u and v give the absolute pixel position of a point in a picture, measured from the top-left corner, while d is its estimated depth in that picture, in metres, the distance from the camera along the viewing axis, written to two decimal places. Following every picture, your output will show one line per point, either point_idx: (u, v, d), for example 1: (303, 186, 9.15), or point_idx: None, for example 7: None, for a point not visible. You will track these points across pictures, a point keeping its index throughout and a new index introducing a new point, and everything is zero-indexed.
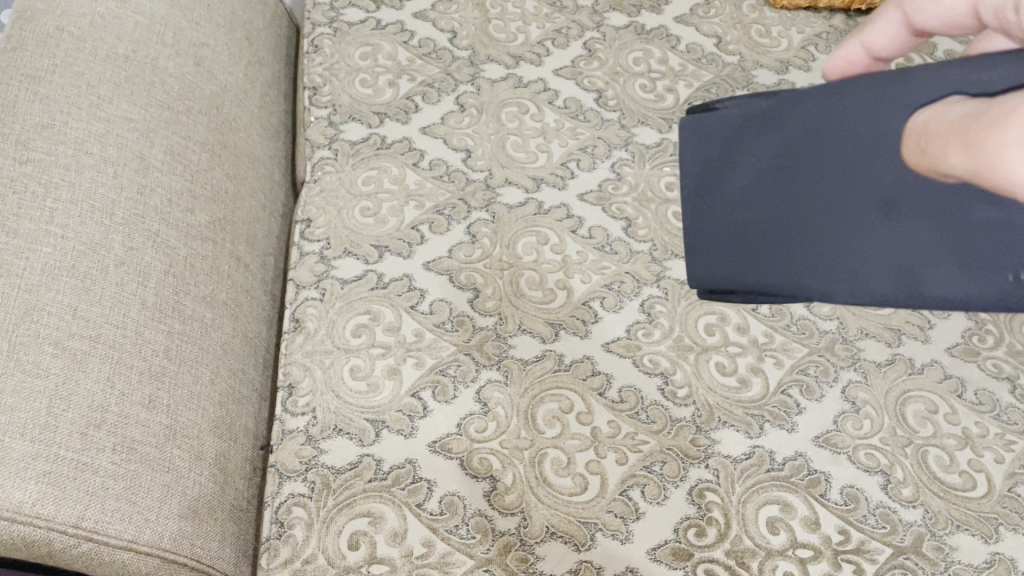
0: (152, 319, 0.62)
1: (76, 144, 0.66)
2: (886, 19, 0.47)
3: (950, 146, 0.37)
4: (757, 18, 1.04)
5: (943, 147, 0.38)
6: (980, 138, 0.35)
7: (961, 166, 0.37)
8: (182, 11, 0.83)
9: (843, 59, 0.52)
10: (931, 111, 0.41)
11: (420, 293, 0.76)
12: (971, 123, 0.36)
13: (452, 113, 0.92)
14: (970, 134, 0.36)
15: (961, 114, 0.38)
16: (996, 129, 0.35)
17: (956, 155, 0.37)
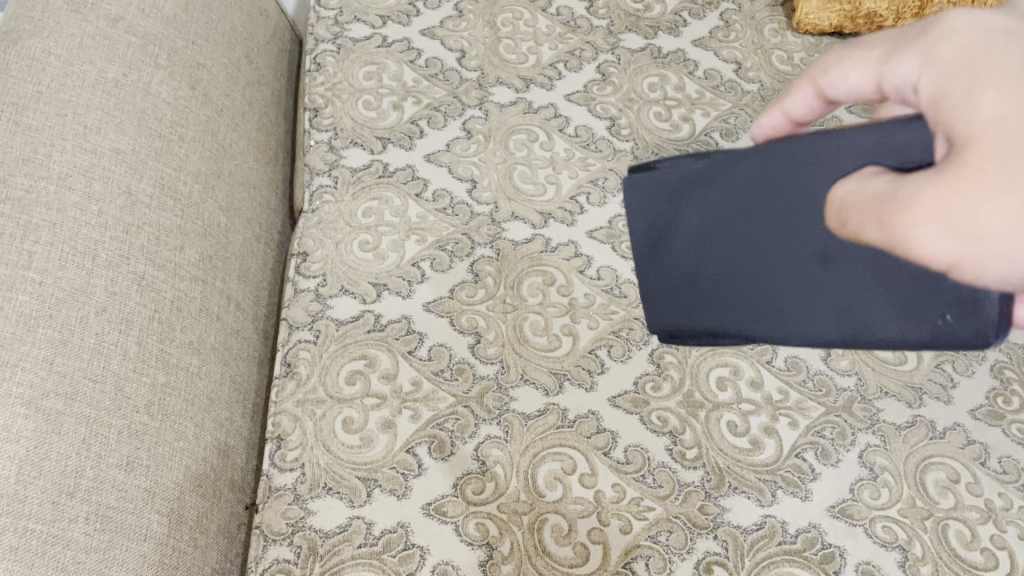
0: (133, 371, 0.58)
1: (60, 179, 0.62)
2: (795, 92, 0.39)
3: (864, 220, 0.32)
4: (778, 44, 1.00)
5: (857, 222, 0.33)
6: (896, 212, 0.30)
7: (881, 237, 0.31)
8: (179, 30, 0.79)
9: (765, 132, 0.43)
10: (856, 175, 0.34)
11: (419, 337, 0.72)
12: (881, 196, 0.31)
13: (458, 140, 0.88)
14: (887, 211, 0.30)
15: (876, 184, 0.32)
16: (903, 204, 0.30)
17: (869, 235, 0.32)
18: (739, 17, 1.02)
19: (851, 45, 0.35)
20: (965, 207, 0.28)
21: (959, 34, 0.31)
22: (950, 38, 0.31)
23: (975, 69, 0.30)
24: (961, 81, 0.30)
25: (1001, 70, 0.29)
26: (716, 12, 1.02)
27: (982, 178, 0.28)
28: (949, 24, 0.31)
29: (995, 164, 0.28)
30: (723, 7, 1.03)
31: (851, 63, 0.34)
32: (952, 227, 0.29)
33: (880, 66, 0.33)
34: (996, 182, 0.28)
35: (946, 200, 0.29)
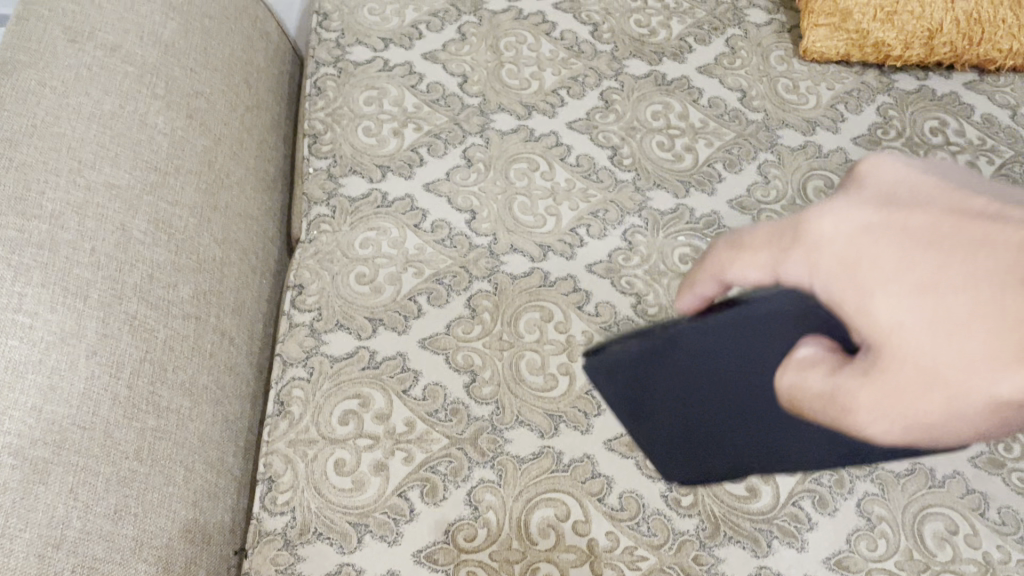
0: (123, 416, 0.58)
1: (53, 217, 0.61)
2: (695, 288, 0.42)
3: (813, 410, 0.36)
4: (785, 71, 0.99)
5: (806, 411, 0.36)
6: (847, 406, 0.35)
7: (834, 427, 0.36)
8: (177, 57, 0.78)
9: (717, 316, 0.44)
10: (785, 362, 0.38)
11: (413, 375, 0.71)
12: (823, 393, 0.35)
13: (458, 168, 0.87)
14: (834, 411, 0.35)
15: (813, 373, 0.36)
16: (849, 404, 0.34)
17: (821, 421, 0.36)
18: (745, 44, 1.01)
19: (739, 250, 0.39)
20: (906, 402, 0.33)
21: (837, 238, 0.36)
22: (834, 241, 0.36)
23: (866, 277, 0.34)
24: (856, 286, 0.34)
25: (890, 271, 0.34)
26: (722, 38, 1.01)
27: (909, 378, 0.33)
28: (825, 227, 0.36)
29: (916, 363, 0.33)
30: (729, 32, 1.02)
31: (750, 267, 0.39)
32: (895, 418, 0.34)
33: (776, 268, 0.38)
34: (924, 380, 0.33)
35: (890, 400, 0.33)
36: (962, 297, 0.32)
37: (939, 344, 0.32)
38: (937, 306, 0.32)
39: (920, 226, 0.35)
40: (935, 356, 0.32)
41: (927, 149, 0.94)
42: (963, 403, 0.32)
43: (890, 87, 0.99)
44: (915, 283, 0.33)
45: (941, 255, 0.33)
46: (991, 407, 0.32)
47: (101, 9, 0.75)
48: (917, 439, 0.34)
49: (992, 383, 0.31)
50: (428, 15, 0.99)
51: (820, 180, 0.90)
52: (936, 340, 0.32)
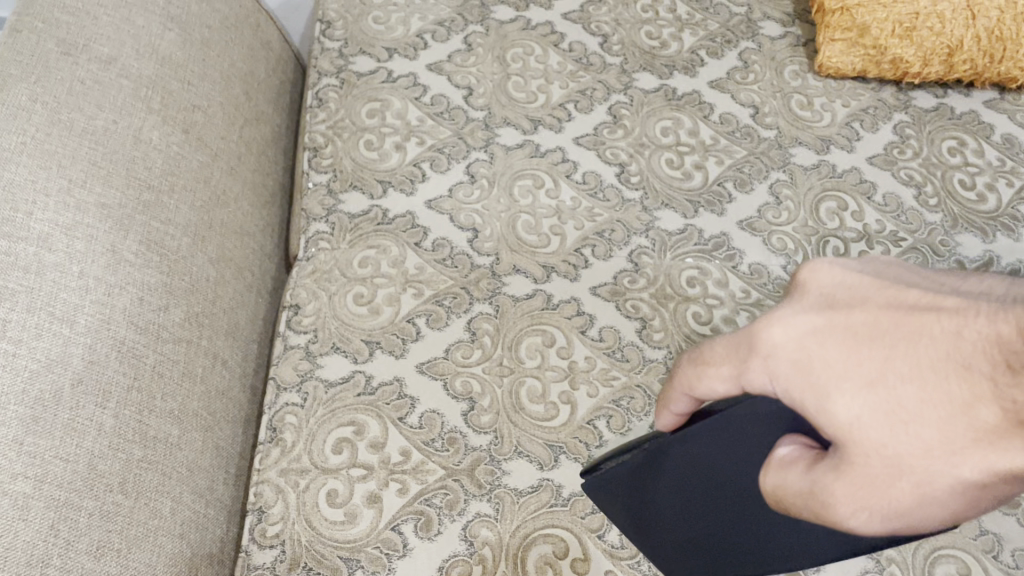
0: (109, 448, 0.56)
1: (40, 239, 0.60)
2: (671, 406, 0.50)
3: (809, 509, 0.41)
4: (799, 87, 0.96)
5: (797, 507, 0.42)
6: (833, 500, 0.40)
7: (817, 517, 0.41)
8: (174, 69, 0.76)
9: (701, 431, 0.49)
10: (772, 463, 0.43)
11: (410, 402, 0.70)
12: (806, 493, 0.41)
13: (462, 185, 0.85)
14: (816, 503, 0.40)
15: (796, 476, 0.41)
16: (829, 501, 0.40)
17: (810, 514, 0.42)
18: (758, 57, 0.98)
19: (706, 366, 0.45)
20: (875, 490, 0.39)
21: (788, 348, 0.41)
22: (785, 350, 0.41)
23: (822, 380, 0.40)
24: (808, 389, 0.40)
25: (846, 375, 0.39)
26: (735, 51, 0.99)
27: (876, 471, 0.38)
28: (777, 336, 0.42)
29: (881, 456, 0.38)
30: (743, 45, 0.99)
31: (717, 379, 0.45)
32: (868, 508, 0.39)
33: (743, 377, 0.43)
34: (890, 471, 0.38)
35: (864, 491, 0.39)
36: (905, 387, 0.38)
37: (895, 436, 0.38)
38: (887, 400, 0.38)
39: (863, 326, 0.40)
40: (901, 448, 0.38)
41: (944, 170, 0.91)
42: (930, 488, 0.38)
43: (907, 105, 0.96)
44: (863, 381, 0.39)
45: (884, 351, 0.39)
46: (954, 487, 0.37)
47: (96, 20, 0.73)
48: (894, 522, 0.40)
49: (947, 464, 0.37)
50: (434, 24, 0.97)
51: (834, 201, 0.88)
52: (895, 436, 0.38)
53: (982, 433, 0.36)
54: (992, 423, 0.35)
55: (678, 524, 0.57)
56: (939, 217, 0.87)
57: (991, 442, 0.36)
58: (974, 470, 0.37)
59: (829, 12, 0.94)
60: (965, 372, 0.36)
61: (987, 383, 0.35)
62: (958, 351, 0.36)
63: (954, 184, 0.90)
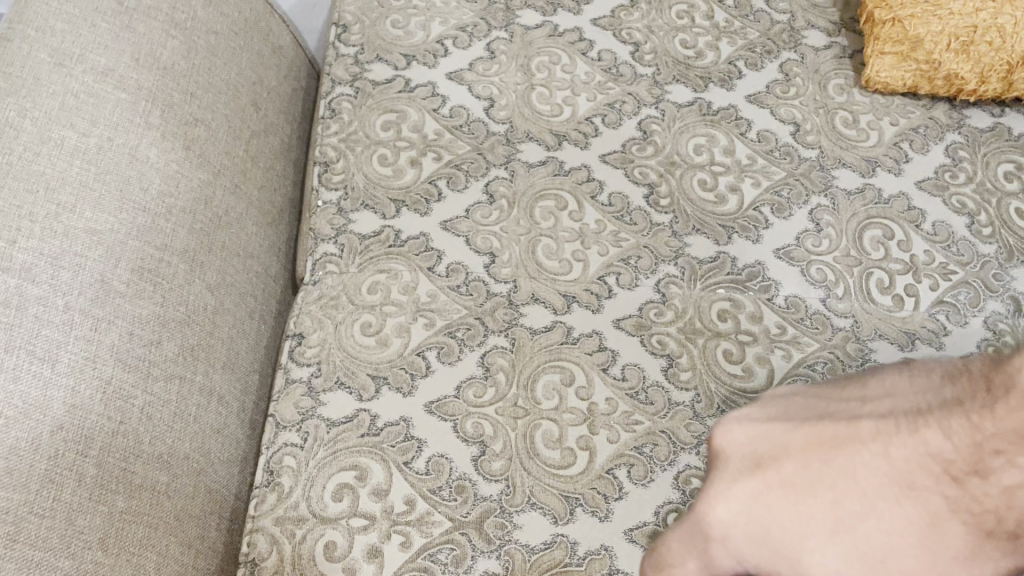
0: (90, 500, 0.52)
1: (22, 270, 0.56)
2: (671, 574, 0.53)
3: None
4: (843, 102, 0.90)
5: None
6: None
7: None
8: (176, 81, 0.72)
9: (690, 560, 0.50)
10: None
11: (417, 445, 0.65)
12: None
13: (480, 205, 0.80)
14: None
15: None
16: None
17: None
18: (800, 70, 0.92)
19: (668, 570, 0.53)
20: None
21: (730, 519, 0.49)
22: (737, 519, 0.49)
23: (789, 539, 0.47)
24: (778, 533, 0.48)
25: (827, 515, 0.47)
26: (776, 62, 0.93)
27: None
28: (731, 498, 0.50)
29: None
30: (784, 56, 0.93)
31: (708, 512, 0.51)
32: None
33: (706, 567, 0.51)
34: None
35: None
36: (871, 517, 0.46)
37: (883, 564, 0.45)
38: (860, 541, 0.46)
39: (795, 473, 0.49)
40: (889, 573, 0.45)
41: (999, 197, 0.85)
42: None
43: (960, 124, 0.90)
44: (829, 527, 0.47)
45: (833, 492, 0.48)
46: None
47: (94, 28, 0.68)
48: None
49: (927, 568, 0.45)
50: (455, 29, 0.92)
51: (879, 229, 0.81)
52: (890, 566, 0.45)
53: (961, 545, 0.45)
54: (960, 535, 0.45)
55: None
56: (993, 249, 0.81)
57: (968, 549, 0.45)
58: (976, 572, 0.45)
59: (878, 22, 0.88)
60: (916, 489, 0.46)
61: (938, 495, 0.46)
62: (898, 475, 0.47)
63: (1011, 213, 0.84)
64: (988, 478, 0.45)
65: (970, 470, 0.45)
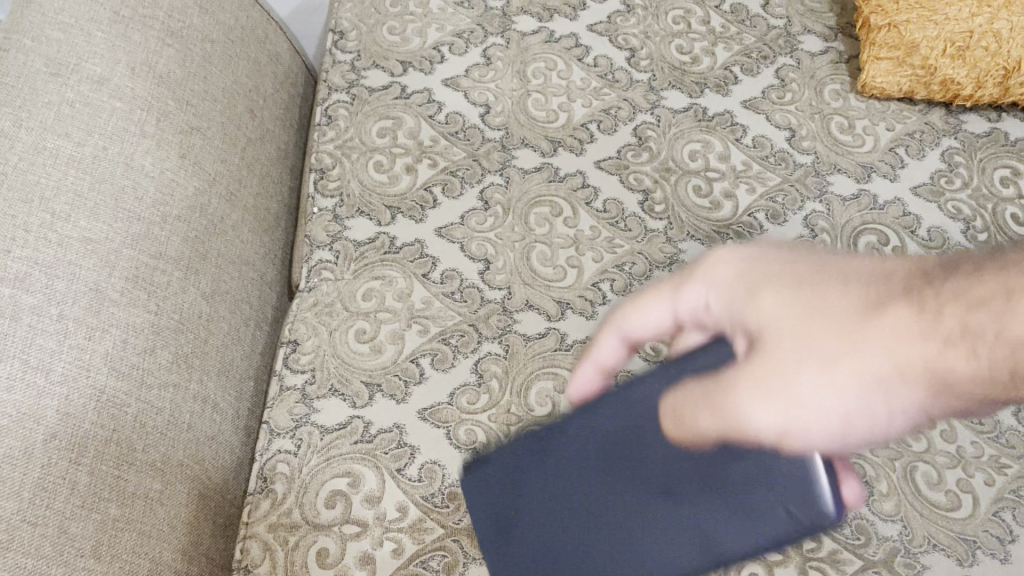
0: (82, 507, 0.53)
1: (17, 280, 0.56)
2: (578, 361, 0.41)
3: (700, 410, 0.31)
4: (839, 108, 0.90)
5: (692, 412, 0.31)
6: (723, 413, 0.29)
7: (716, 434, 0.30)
8: (172, 89, 0.72)
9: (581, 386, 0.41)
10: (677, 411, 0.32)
11: (410, 452, 0.65)
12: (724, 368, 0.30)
13: (475, 211, 0.80)
14: (761, 335, 0.29)
15: (711, 365, 0.31)
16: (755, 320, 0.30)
17: (708, 404, 0.30)
18: (796, 75, 0.92)
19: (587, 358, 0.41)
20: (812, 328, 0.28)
21: (692, 296, 0.34)
22: (726, 252, 0.34)
23: (718, 293, 0.34)
24: (721, 269, 0.35)
25: (801, 248, 0.32)
26: (772, 68, 0.93)
27: (831, 288, 0.29)
28: (720, 260, 0.34)
29: (795, 329, 0.29)
30: (780, 61, 0.93)
31: (653, 304, 0.36)
32: (797, 353, 0.28)
33: (619, 330, 0.38)
34: (801, 329, 0.28)
35: (776, 368, 0.28)
36: (825, 265, 0.31)
37: (823, 290, 0.29)
38: (806, 275, 0.31)
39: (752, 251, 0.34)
40: (846, 378, 0.27)
41: (995, 203, 0.85)
42: (847, 385, 0.27)
43: (957, 129, 0.89)
44: (779, 268, 0.32)
45: (820, 282, 0.30)
46: (892, 386, 0.27)
47: (90, 38, 0.69)
48: (800, 433, 0.28)
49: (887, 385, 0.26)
50: (452, 35, 0.92)
51: (875, 235, 0.81)
52: (834, 285, 0.29)
53: (910, 329, 0.27)
54: (947, 327, 0.26)
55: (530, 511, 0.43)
56: None
57: (947, 342, 0.26)
58: (914, 381, 0.26)
59: (875, 29, 0.88)
60: (921, 300, 0.27)
61: (928, 286, 0.27)
62: (898, 274, 0.28)
63: (1007, 218, 0.84)
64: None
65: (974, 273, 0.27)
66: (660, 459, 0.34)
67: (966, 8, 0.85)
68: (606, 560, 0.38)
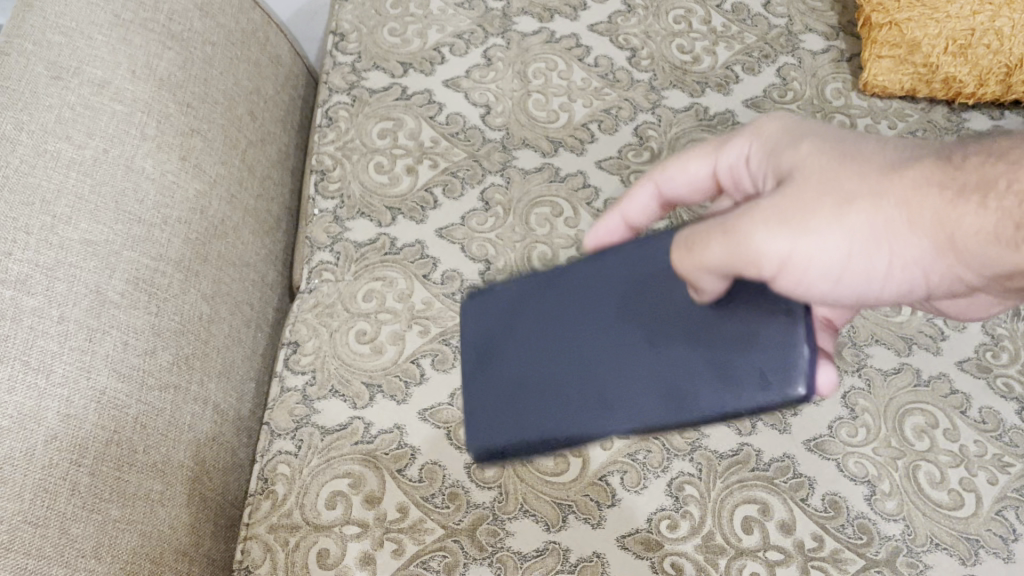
0: (84, 508, 0.53)
1: (17, 282, 0.56)
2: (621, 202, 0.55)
3: (712, 238, 0.40)
4: (840, 107, 0.90)
5: (702, 243, 0.41)
6: (738, 240, 0.39)
7: (726, 259, 0.40)
8: (172, 92, 0.72)
9: (602, 236, 0.57)
10: (693, 237, 0.42)
11: (411, 453, 0.65)
12: (761, 204, 0.40)
13: (475, 212, 0.80)
14: (794, 238, 0.39)
15: (769, 207, 0.40)
16: (791, 193, 0.40)
17: (721, 235, 0.40)
18: (797, 74, 0.92)
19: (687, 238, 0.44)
20: (812, 202, 0.40)
21: (801, 162, 0.42)
22: (781, 131, 0.46)
23: (816, 180, 0.40)
24: (822, 159, 0.41)
25: (861, 142, 0.42)
26: (773, 67, 0.92)
27: (855, 171, 0.40)
28: (809, 144, 0.43)
29: (818, 181, 0.40)
30: (781, 60, 0.93)
31: (697, 160, 0.51)
32: (806, 219, 0.39)
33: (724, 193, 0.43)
34: (827, 187, 0.40)
35: (796, 206, 0.40)
36: (879, 159, 0.40)
37: (862, 171, 0.40)
38: (859, 166, 0.40)
39: (836, 137, 0.43)
40: (828, 233, 0.39)
41: None
42: (842, 216, 0.39)
43: (959, 127, 0.89)
44: (848, 155, 0.41)
45: (864, 166, 0.40)
46: (870, 230, 0.39)
47: (90, 41, 0.69)
48: (792, 258, 0.39)
49: (883, 230, 0.39)
50: (452, 36, 0.92)
51: None
52: (863, 178, 0.39)
53: (914, 188, 0.38)
54: (926, 183, 0.38)
55: (546, 364, 0.51)
56: None
57: (941, 188, 0.38)
58: (897, 212, 0.38)
59: (875, 26, 0.87)
60: (911, 175, 0.39)
61: (946, 166, 0.38)
62: (921, 160, 0.39)
63: None
64: (1007, 161, 0.37)
65: (969, 160, 0.38)
66: (662, 300, 0.47)
67: (967, 5, 0.84)
68: (578, 401, 0.49)
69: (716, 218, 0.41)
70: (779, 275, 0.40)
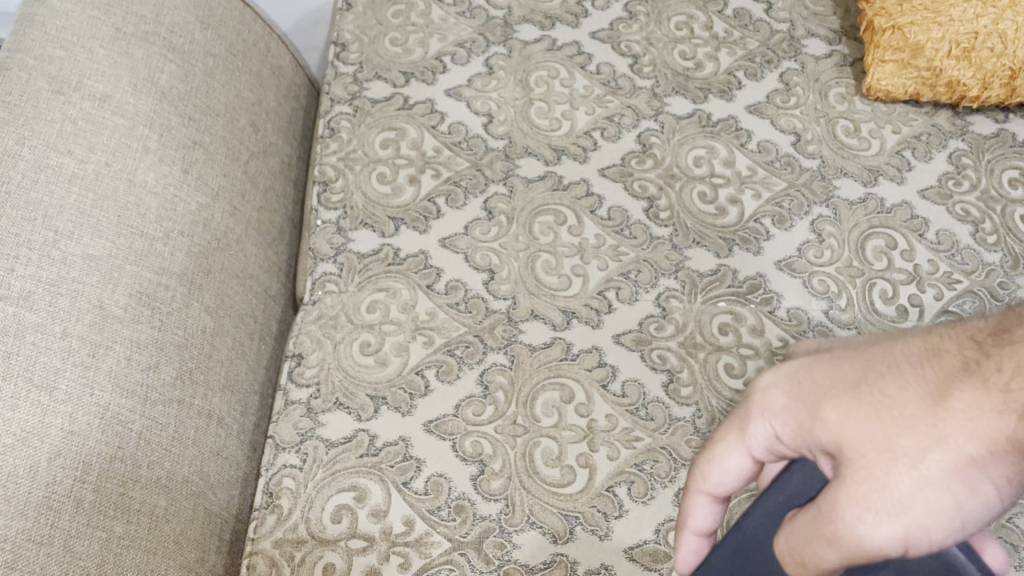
0: (88, 525, 0.53)
1: (20, 298, 0.56)
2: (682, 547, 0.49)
3: (822, 546, 0.37)
4: (844, 111, 0.89)
5: (810, 552, 0.38)
6: (849, 544, 0.37)
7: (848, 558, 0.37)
8: (174, 105, 0.72)
9: (688, 558, 0.49)
10: (790, 535, 0.39)
11: (416, 465, 0.65)
12: (837, 488, 0.38)
13: (479, 221, 0.80)
14: (883, 498, 0.37)
15: (853, 494, 0.37)
16: (854, 467, 0.38)
17: (825, 541, 0.37)
18: (800, 79, 0.92)
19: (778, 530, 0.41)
20: (892, 465, 0.37)
21: (832, 426, 0.39)
22: (783, 380, 0.43)
23: (867, 444, 0.38)
24: (860, 415, 0.39)
25: (871, 373, 0.40)
26: (775, 72, 0.92)
27: (901, 417, 0.38)
28: (823, 395, 0.40)
29: (878, 448, 0.37)
30: (784, 65, 0.93)
31: (731, 455, 0.45)
32: (889, 489, 0.37)
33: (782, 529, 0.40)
34: (893, 450, 0.37)
35: (874, 483, 0.37)
36: (908, 392, 0.38)
37: (908, 421, 0.37)
38: (893, 411, 0.38)
39: (842, 379, 0.40)
40: (928, 496, 0.37)
41: (1004, 205, 0.84)
42: (927, 474, 0.37)
43: (964, 131, 0.89)
44: (869, 399, 0.39)
45: (903, 407, 0.38)
46: (959, 469, 0.37)
47: (92, 55, 0.69)
48: (910, 536, 0.37)
49: (972, 466, 0.36)
50: (454, 45, 0.92)
51: (882, 239, 0.81)
52: (914, 428, 0.37)
53: (960, 410, 0.37)
54: (965, 401, 0.37)
55: None
56: (999, 258, 0.80)
57: (982, 399, 0.37)
58: (977, 446, 0.36)
59: (878, 31, 0.87)
60: (951, 397, 0.37)
61: (970, 376, 0.37)
62: (942, 376, 0.38)
63: (1016, 220, 0.83)
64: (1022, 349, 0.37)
65: (978, 360, 0.38)
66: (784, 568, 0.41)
67: (971, 9, 0.84)
68: None
69: (807, 513, 0.38)
70: (908, 553, 0.38)
